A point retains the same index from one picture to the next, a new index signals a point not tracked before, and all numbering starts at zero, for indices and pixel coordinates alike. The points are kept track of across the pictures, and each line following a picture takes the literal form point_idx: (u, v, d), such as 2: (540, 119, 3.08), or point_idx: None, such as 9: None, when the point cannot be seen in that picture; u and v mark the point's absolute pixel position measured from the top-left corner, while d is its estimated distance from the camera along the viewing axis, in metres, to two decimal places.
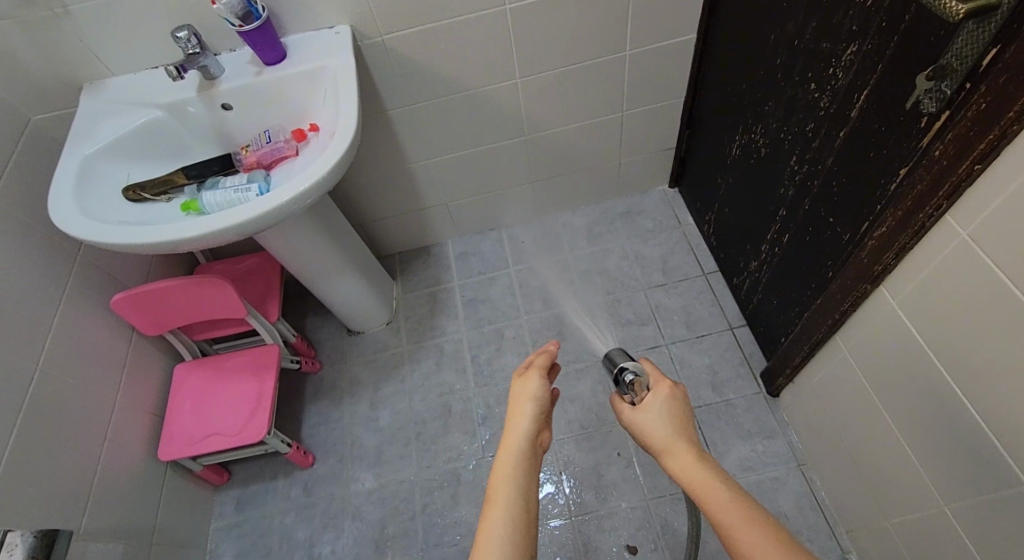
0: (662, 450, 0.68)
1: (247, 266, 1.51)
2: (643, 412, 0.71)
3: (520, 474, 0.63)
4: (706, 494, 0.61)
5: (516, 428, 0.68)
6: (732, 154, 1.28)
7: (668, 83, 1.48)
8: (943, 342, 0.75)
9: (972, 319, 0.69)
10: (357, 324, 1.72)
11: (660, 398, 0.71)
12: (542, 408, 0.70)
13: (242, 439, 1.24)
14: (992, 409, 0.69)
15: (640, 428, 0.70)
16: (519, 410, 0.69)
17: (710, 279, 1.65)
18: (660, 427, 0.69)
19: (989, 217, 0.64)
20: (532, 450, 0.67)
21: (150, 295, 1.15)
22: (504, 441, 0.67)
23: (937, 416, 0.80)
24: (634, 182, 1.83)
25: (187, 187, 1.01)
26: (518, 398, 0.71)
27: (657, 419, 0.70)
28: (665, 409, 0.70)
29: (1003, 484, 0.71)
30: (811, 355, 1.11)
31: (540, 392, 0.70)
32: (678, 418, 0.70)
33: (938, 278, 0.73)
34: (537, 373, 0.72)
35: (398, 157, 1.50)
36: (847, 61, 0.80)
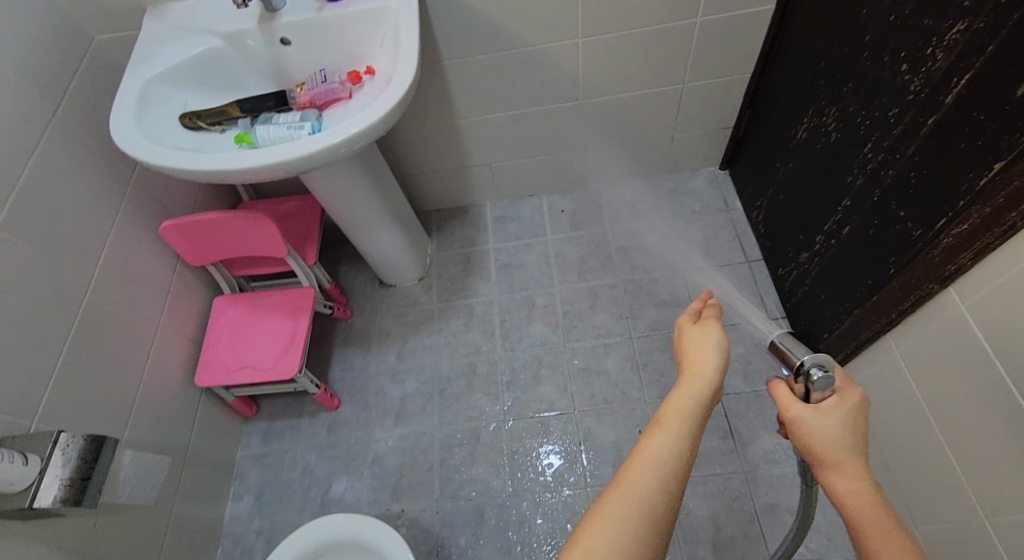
0: (829, 465, 0.53)
1: (289, 208, 1.53)
2: (823, 419, 0.53)
3: (681, 436, 0.56)
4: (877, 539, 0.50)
5: (691, 381, 0.60)
6: (797, 137, 1.22)
7: (736, 56, 1.41)
8: (1011, 349, 0.72)
9: None
10: (391, 277, 1.73)
11: (848, 407, 0.53)
12: (723, 364, 0.61)
13: (275, 374, 1.27)
14: None
15: (812, 436, 0.53)
16: (700, 360, 0.61)
17: (753, 267, 1.60)
18: (839, 441, 0.53)
19: None
20: (702, 413, 0.59)
21: (197, 225, 1.17)
22: (671, 394, 0.59)
23: (993, 425, 0.77)
24: (684, 159, 1.77)
25: (241, 120, 1.01)
26: (695, 344, 0.63)
27: (839, 432, 0.53)
28: (852, 423, 0.53)
29: None
30: (854, 353, 1.08)
31: (724, 346, 0.61)
32: (854, 440, 0.53)
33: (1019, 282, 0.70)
34: (718, 322, 0.64)
35: (447, 111, 1.48)
36: (950, 40, 0.73)
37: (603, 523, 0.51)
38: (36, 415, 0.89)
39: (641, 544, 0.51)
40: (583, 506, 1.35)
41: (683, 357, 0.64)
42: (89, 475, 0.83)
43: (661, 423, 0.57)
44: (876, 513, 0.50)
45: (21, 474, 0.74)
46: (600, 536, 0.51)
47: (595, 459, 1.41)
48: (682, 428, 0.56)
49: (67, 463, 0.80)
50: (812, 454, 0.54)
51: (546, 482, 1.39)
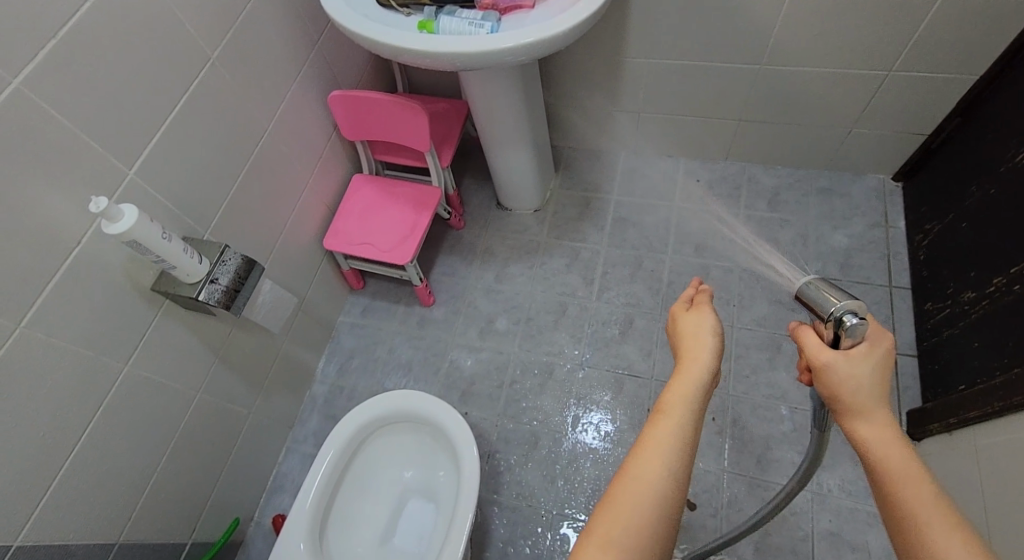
0: (855, 408, 0.52)
1: (437, 107, 1.57)
2: (853, 364, 0.51)
3: (686, 423, 0.55)
4: (900, 481, 0.50)
5: (692, 366, 0.59)
6: (1018, 159, 1.08)
7: (970, 51, 1.21)
8: None
9: None
10: (510, 200, 1.75)
11: (876, 350, 0.51)
12: (721, 346, 0.59)
13: (391, 257, 1.36)
14: None
15: (841, 382, 0.52)
16: (697, 347, 0.59)
17: (894, 294, 1.44)
18: (866, 384, 0.52)
19: None
20: (705, 396, 0.58)
21: (359, 100, 1.24)
22: (671, 382, 0.58)
23: None
24: (854, 159, 1.58)
25: (428, 8, 1.02)
26: (690, 330, 0.61)
27: (866, 376, 0.52)
28: (879, 365, 0.52)
29: None
30: (994, 412, 0.96)
31: (719, 328, 0.60)
32: (881, 383, 0.52)
33: None
34: (711, 306, 0.63)
35: (617, 44, 1.41)
36: None
37: (618, 515, 0.50)
38: (210, 226, 1.02)
39: (656, 534, 0.50)
40: None
41: (678, 345, 0.62)
42: (240, 288, 0.96)
43: (665, 409, 0.56)
44: (899, 454, 0.50)
45: (196, 270, 0.89)
46: (616, 525, 0.49)
47: None
48: (688, 414, 0.55)
49: (226, 272, 0.93)
50: (837, 398, 0.53)
51: (605, 434, 1.41)
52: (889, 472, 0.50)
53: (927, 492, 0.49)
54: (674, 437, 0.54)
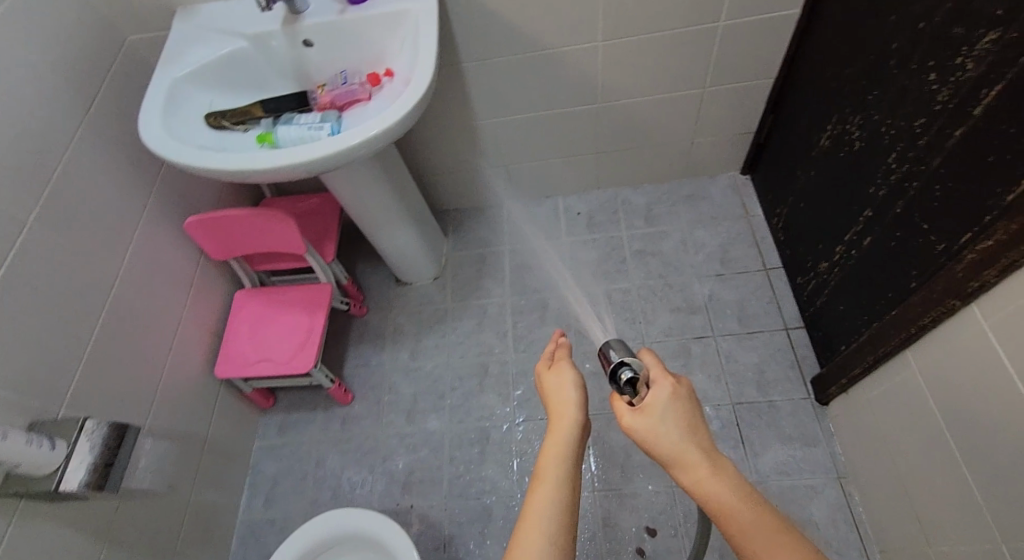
0: (672, 458, 0.58)
1: (309, 205, 1.55)
2: (647, 416, 0.59)
3: (561, 481, 0.59)
4: (727, 511, 0.54)
5: (560, 422, 0.65)
6: (820, 145, 1.20)
7: (761, 60, 1.39)
8: None
9: None
10: (407, 275, 1.74)
11: (664, 398, 0.59)
12: (585, 400, 0.66)
13: (290, 368, 1.29)
14: None
15: (646, 436, 0.59)
16: (562, 403, 0.66)
17: (771, 275, 1.58)
18: (669, 433, 0.58)
19: None
20: (578, 450, 0.63)
21: (218, 222, 1.20)
22: (544, 445, 0.63)
23: (1003, 457, 0.74)
24: (705, 164, 1.75)
25: (264, 119, 1.03)
26: (556, 388, 0.68)
27: (665, 425, 0.58)
28: (674, 411, 0.59)
29: None
30: (872, 368, 1.04)
31: (580, 382, 0.67)
32: (688, 425, 0.59)
33: None
34: (568, 363, 0.70)
35: (466, 111, 1.47)
36: (980, 51, 0.70)
37: None
38: (65, 402, 0.92)
39: None
40: (591, 511, 1.32)
41: (549, 404, 0.69)
42: (113, 460, 0.87)
43: (542, 471, 0.60)
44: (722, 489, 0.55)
45: (47, 459, 0.78)
46: None
47: (603, 464, 1.37)
48: (563, 467, 0.60)
49: (92, 448, 0.85)
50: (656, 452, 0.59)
51: None
52: (717, 508, 0.55)
53: (756, 517, 0.53)
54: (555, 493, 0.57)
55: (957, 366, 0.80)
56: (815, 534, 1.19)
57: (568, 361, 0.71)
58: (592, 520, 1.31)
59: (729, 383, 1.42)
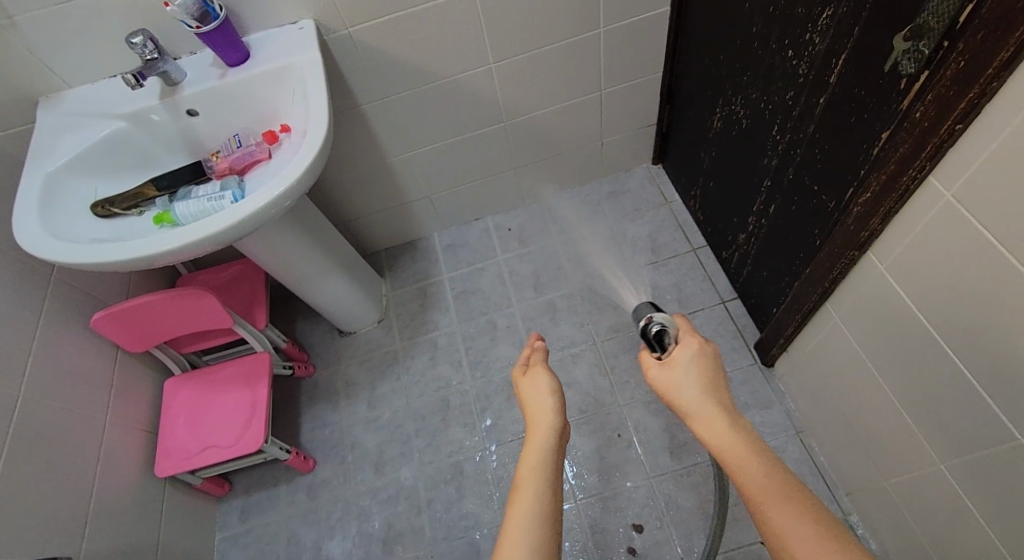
0: (690, 413, 0.61)
1: (230, 275, 1.48)
2: (670, 368, 0.63)
3: (540, 484, 0.58)
4: (738, 468, 0.55)
5: (537, 427, 0.65)
6: (715, 127, 1.27)
7: (645, 56, 1.45)
8: (956, 319, 0.69)
9: (974, 294, 0.65)
10: (348, 324, 1.69)
11: (687, 353, 0.63)
12: (561, 404, 0.67)
13: (239, 449, 1.21)
14: (968, 367, 0.70)
15: (667, 390, 0.63)
16: (538, 408, 0.67)
17: (700, 254, 1.64)
18: (689, 388, 0.61)
19: (968, 184, 0.62)
20: (557, 453, 0.63)
21: (130, 313, 1.12)
22: (525, 448, 0.63)
23: (926, 386, 0.79)
24: (618, 160, 1.81)
25: (159, 198, 0.98)
26: (531, 394, 0.69)
27: (687, 380, 0.62)
28: (697, 368, 0.62)
29: (988, 443, 0.71)
30: (802, 325, 1.10)
31: (554, 387, 0.68)
32: (710, 383, 0.61)
33: (949, 259, 0.67)
34: (543, 369, 0.71)
35: (376, 152, 1.46)
36: (824, 25, 0.76)
37: None
38: None
39: None
40: (577, 522, 1.31)
41: (526, 412, 0.69)
42: None
43: (522, 476, 0.59)
44: (733, 442, 0.56)
45: None
46: None
47: (580, 471, 1.38)
48: (543, 465, 0.60)
49: None
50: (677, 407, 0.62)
51: None
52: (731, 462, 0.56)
53: (767, 476, 0.53)
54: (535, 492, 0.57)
55: (871, 311, 0.85)
56: None
57: (544, 366, 0.72)
58: (580, 531, 1.30)
59: None
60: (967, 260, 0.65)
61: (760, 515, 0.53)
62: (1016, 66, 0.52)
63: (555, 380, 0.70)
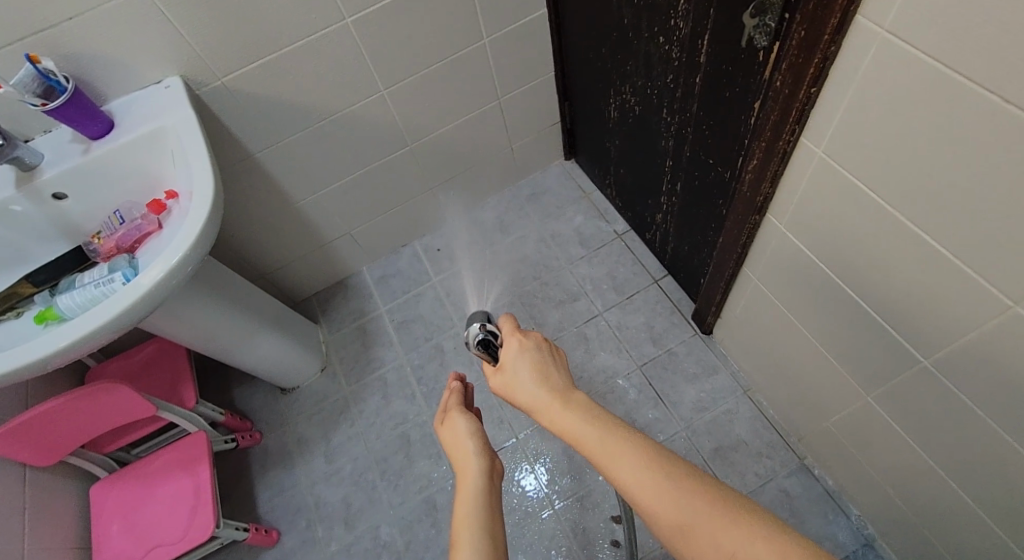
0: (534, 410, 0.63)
1: (145, 357, 1.37)
2: (505, 374, 0.66)
3: (478, 531, 0.56)
4: (599, 457, 0.55)
5: (465, 473, 0.64)
6: (611, 116, 1.30)
7: (534, 59, 1.48)
8: (853, 265, 0.73)
9: (863, 238, 0.69)
10: (289, 381, 1.61)
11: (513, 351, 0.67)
12: (484, 442, 0.66)
13: (188, 543, 1.12)
14: (871, 305, 0.74)
15: (511, 393, 0.65)
16: (464, 455, 0.66)
17: (625, 239, 1.68)
18: (525, 382, 0.64)
19: (834, 141, 0.65)
20: (490, 495, 0.62)
21: (30, 427, 1.00)
22: (456, 495, 0.62)
23: (841, 330, 0.84)
24: (531, 161, 1.82)
25: (38, 295, 0.89)
26: (454, 442, 0.68)
27: (520, 377, 0.65)
28: (527, 360, 0.66)
29: (901, 370, 0.76)
30: (728, 291, 1.14)
31: (473, 429, 0.68)
32: (544, 372, 0.64)
33: (834, 211, 0.71)
34: (460, 412, 0.70)
35: (281, 199, 1.39)
36: (683, 10, 0.80)
37: None
38: None
39: None
40: (558, 528, 1.30)
41: (453, 461, 0.68)
42: None
43: (457, 526, 0.57)
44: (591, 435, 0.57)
45: None
46: None
47: (552, 475, 1.37)
48: (476, 507, 0.59)
49: None
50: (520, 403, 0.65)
51: (517, 517, 1.33)
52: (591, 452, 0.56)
53: (624, 456, 0.54)
54: (471, 533, 0.56)
55: (783, 269, 0.89)
56: (748, 452, 1.28)
57: (460, 408, 0.71)
58: (562, 535, 1.29)
59: (630, 350, 1.48)
60: (848, 209, 0.69)
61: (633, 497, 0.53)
62: (847, 29, 0.56)
63: (472, 420, 0.69)
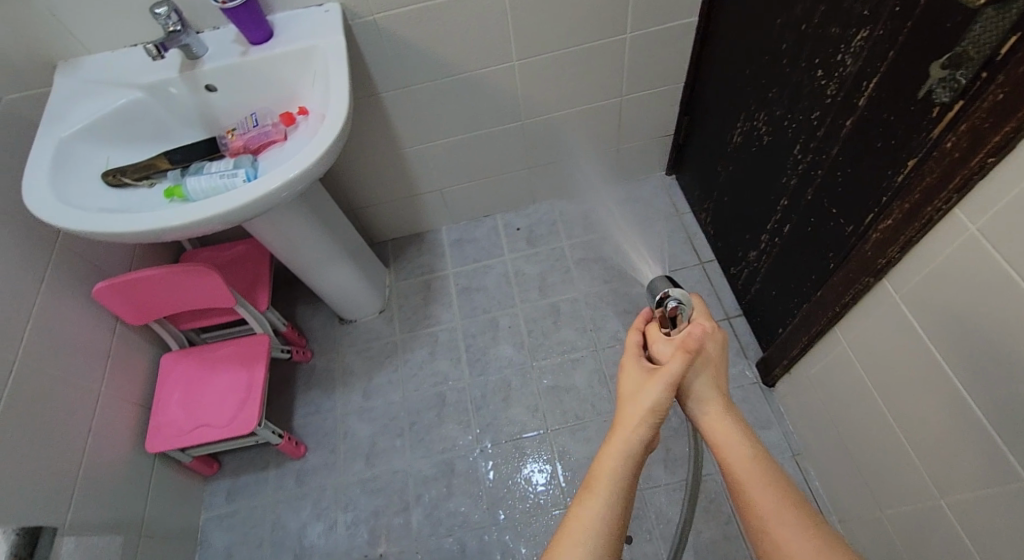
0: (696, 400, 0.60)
1: (234, 254, 1.48)
2: None
3: (614, 495, 0.55)
4: (740, 475, 0.55)
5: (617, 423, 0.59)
6: (734, 141, 1.26)
7: (669, 65, 1.44)
8: (977, 354, 0.67)
9: (997, 331, 0.63)
10: (350, 312, 1.69)
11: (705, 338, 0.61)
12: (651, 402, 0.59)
13: (231, 431, 1.21)
14: (982, 403, 0.68)
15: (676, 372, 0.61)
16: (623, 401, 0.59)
17: (707, 268, 1.63)
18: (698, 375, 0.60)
19: (993, 217, 0.61)
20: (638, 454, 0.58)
21: (132, 285, 1.11)
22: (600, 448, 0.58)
23: (934, 419, 0.78)
24: (632, 167, 1.79)
25: (171, 172, 0.98)
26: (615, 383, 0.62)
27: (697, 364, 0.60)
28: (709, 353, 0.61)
29: (995, 481, 0.70)
30: (808, 348, 1.09)
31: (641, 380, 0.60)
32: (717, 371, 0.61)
33: (971, 294, 0.66)
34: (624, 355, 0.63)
35: (391, 142, 1.44)
36: (857, 46, 0.76)
37: None
38: None
39: None
40: None
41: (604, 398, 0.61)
42: None
43: (591, 482, 0.56)
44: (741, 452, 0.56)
45: None
46: None
47: (573, 479, 1.40)
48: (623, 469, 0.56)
49: None
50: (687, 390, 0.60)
51: (528, 507, 1.37)
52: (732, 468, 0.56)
53: (769, 487, 0.54)
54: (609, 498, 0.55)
55: (882, 340, 0.84)
56: None
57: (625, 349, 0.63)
58: None
59: None
60: (989, 300, 0.64)
61: (758, 525, 0.53)
62: None
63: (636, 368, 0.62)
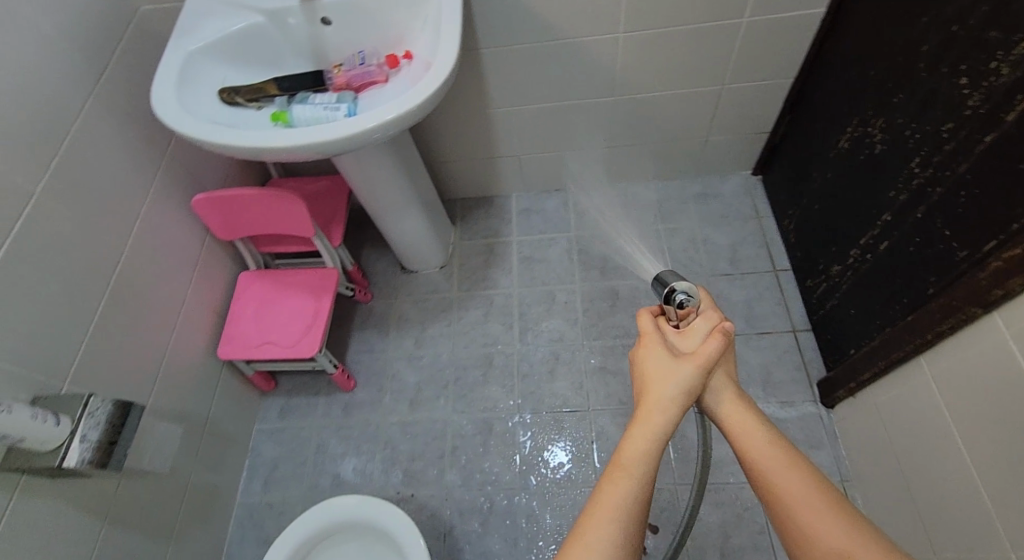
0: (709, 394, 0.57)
1: (318, 188, 1.53)
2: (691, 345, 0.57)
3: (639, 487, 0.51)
4: (761, 461, 0.54)
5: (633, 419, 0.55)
6: (838, 146, 1.19)
7: (781, 57, 1.36)
8: None
9: None
10: (414, 263, 1.73)
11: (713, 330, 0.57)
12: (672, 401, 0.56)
13: (294, 353, 1.27)
14: None
15: None
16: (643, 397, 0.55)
17: (780, 277, 1.56)
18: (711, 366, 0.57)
19: None
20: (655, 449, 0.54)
21: (226, 201, 1.18)
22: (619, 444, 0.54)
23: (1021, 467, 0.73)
24: (717, 161, 1.72)
25: (279, 98, 1.02)
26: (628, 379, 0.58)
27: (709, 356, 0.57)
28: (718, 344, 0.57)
29: None
30: (882, 373, 1.04)
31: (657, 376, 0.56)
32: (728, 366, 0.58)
33: None
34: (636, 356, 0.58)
35: (481, 100, 1.45)
36: (1019, 56, 0.70)
37: None
38: (69, 376, 0.91)
39: None
40: None
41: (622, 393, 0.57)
42: (116, 439, 0.87)
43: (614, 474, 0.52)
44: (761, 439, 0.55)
45: (52, 434, 0.78)
46: None
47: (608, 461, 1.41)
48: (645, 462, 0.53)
49: (95, 426, 0.84)
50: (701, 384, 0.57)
51: (559, 479, 1.39)
52: (752, 455, 0.55)
53: (790, 471, 0.53)
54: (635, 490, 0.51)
55: (977, 376, 0.79)
56: None
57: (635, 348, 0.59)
58: None
59: None
60: None
61: (780, 510, 0.52)
62: None
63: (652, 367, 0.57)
